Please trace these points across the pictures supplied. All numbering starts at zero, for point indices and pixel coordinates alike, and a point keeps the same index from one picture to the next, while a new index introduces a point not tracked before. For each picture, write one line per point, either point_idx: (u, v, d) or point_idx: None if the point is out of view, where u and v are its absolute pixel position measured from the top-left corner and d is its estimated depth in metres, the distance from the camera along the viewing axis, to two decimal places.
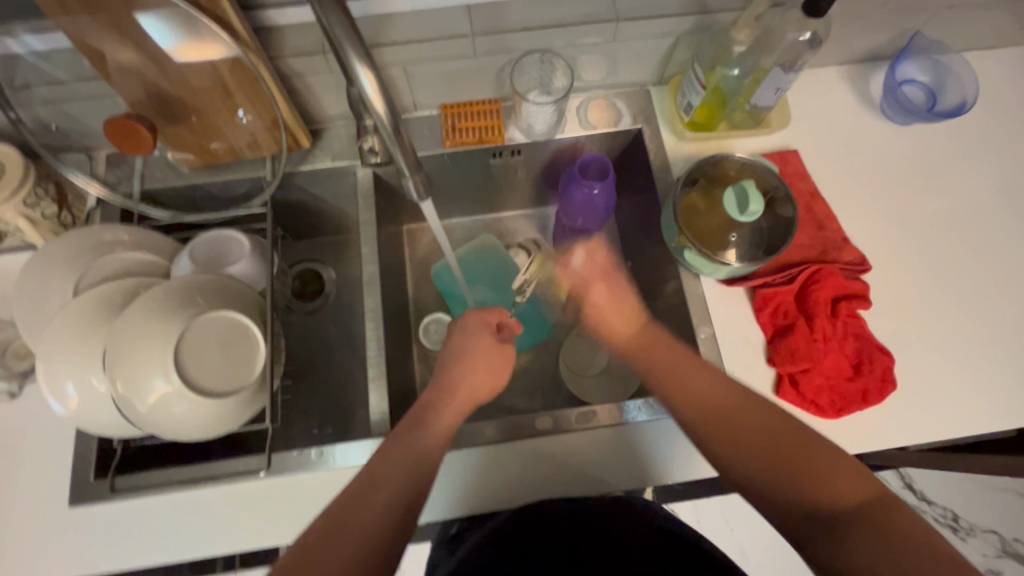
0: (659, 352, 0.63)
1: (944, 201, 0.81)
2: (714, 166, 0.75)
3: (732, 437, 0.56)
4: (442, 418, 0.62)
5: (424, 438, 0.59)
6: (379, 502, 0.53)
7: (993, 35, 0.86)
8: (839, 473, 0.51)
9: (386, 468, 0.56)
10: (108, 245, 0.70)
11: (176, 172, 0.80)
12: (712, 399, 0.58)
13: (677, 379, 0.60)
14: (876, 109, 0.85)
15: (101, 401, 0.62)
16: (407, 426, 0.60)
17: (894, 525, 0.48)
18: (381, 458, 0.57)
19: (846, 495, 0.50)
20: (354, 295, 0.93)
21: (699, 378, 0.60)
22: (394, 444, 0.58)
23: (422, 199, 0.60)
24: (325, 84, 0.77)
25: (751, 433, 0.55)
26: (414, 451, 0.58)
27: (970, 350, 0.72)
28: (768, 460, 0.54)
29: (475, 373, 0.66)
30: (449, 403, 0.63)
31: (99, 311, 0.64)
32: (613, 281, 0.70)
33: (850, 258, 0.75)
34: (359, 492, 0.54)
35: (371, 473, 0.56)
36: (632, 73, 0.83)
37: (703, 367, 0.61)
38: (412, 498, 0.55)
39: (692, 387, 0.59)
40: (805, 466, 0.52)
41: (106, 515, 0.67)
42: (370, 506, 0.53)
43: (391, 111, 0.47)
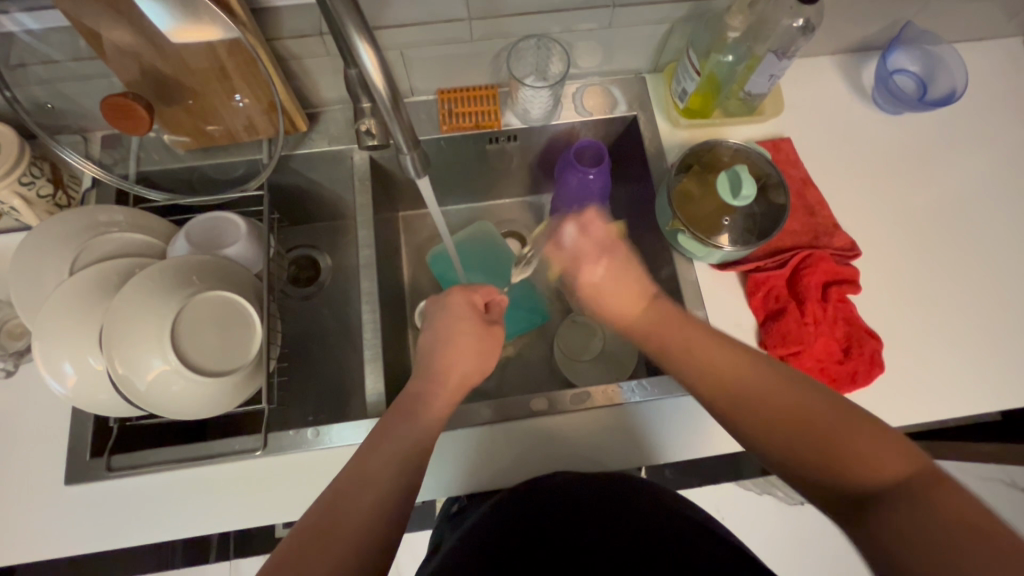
0: (671, 334, 0.63)
1: (935, 190, 0.82)
2: (707, 152, 0.76)
3: (756, 403, 0.55)
4: (433, 404, 0.62)
5: (418, 428, 0.59)
6: (368, 493, 0.53)
7: (983, 26, 0.87)
8: (868, 447, 0.48)
9: (377, 453, 0.56)
10: (102, 226, 0.69)
11: (173, 153, 0.80)
12: (725, 375, 0.58)
13: (688, 356, 0.61)
14: (867, 99, 0.86)
15: (100, 380, 0.63)
16: (395, 412, 0.60)
17: (937, 499, 0.43)
18: (372, 444, 0.57)
19: (880, 473, 0.46)
20: (350, 281, 0.94)
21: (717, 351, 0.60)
22: (388, 432, 0.58)
23: (420, 177, 0.60)
24: (322, 68, 0.78)
25: (771, 418, 0.53)
26: (409, 442, 0.57)
27: (958, 336, 0.74)
28: (792, 442, 0.52)
29: (464, 360, 0.66)
30: (442, 387, 0.64)
31: (96, 290, 0.64)
32: (614, 256, 0.71)
33: (841, 244, 0.76)
34: (344, 480, 0.54)
35: (360, 456, 0.56)
36: (628, 60, 0.83)
37: (718, 341, 0.61)
38: (408, 487, 0.55)
39: (707, 360, 0.59)
40: (834, 440, 0.50)
41: (102, 493, 0.67)
42: (356, 494, 0.52)
43: (390, 87, 0.47)
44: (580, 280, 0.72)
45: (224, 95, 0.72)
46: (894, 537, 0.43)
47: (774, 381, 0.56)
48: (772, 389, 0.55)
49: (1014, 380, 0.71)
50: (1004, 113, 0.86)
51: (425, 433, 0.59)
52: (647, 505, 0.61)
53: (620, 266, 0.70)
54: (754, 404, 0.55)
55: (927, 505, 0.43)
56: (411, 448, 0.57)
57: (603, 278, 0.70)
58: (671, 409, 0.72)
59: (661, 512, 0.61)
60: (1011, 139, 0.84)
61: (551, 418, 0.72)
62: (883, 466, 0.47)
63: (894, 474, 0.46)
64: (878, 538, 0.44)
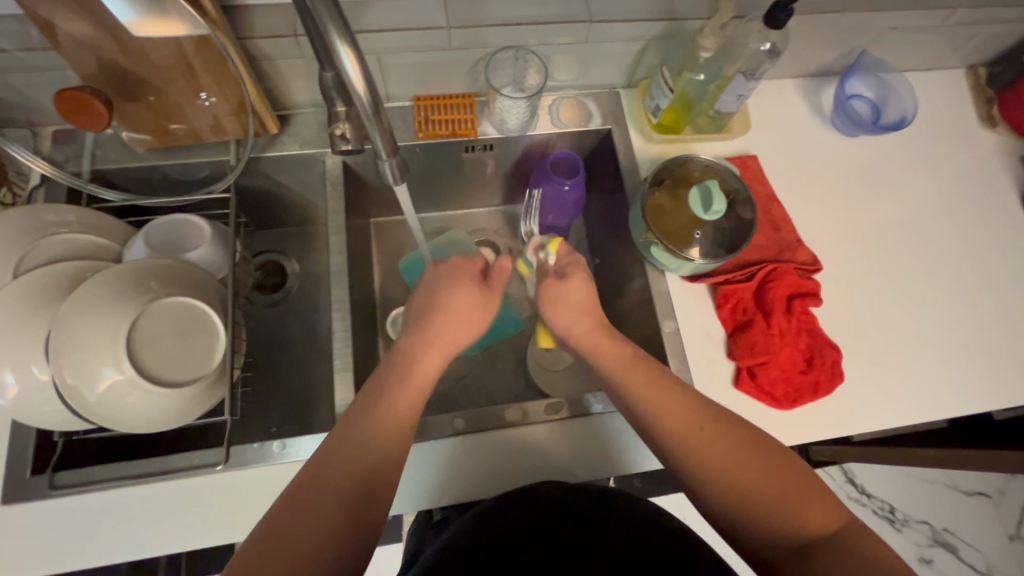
0: (632, 379, 0.61)
1: (888, 208, 0.87)
2: (679, 167, 0.78)
3: (706, 454, 0.56)
4: (401, 411, 0.58)
5: (379, 427, 0.57)
6: (324, 518, 0.51)
7: (931, 57, 0.93)
8: (795, 501, 0.54)
9: (336, 469, 0.53)
10: (51, 227, 0.65)
11: (131, 152, 0.76)
12: (677, 424, 0.58)
13: (647, 406, 0.59)
14: (827, 121, 0.90)
15: (45, 391, 0.59)
16: (355, 414, 0.57)
17: (858, 546, 0.51)
18: (330, 463, 0.54)
19: (811, 524, 0.53)
20: (319, 288, 0.91)
21: (668, 403, 0.59)
22: (348, 443, 0.55)
23: (398, 183, 0.59)
24: (295, 69, 0.75)
25: (720, 470, 0.55)
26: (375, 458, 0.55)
27: (907, 346, 0.78)
28: (733, 493, 0.55)
29: (451, 322, 0.65)
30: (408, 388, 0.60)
31: (43, 296, 0.60)
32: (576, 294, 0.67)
33: (804, 258, 0.79)
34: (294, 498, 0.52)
35: (316, 473, 0.53)
36: (603, 75, 0.85)
37: (667, 388, 0.60)
38: (355, 508, 0.52)
39: (663, 414, 0.59)
40: (765, 497, 0.54)
41: (42, 513, 0.62)
42: (310, 517, 0.50)
43: (371, 92, 0.46)
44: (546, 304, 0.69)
45: (189, 94, 0.69)
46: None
47: (725, 428, 0.58)
48: (721, 436, 0.57)
49: (954, 388, 0.76)
50: (948, 139, 0.92)
51: (389, 449, 0.56)
52: (627, 514, 0.60)
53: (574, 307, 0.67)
54: (706, 452, 0.56)
55: (854, 553, 0.50)
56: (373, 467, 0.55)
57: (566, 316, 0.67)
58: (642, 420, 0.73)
59: (635, 518, 0.60)
60: (953, 163, 0.90)
61: (519, 428, 0.72)
62: (817, 516, 0.53)
63: (815, 528, 0.52)
64: None
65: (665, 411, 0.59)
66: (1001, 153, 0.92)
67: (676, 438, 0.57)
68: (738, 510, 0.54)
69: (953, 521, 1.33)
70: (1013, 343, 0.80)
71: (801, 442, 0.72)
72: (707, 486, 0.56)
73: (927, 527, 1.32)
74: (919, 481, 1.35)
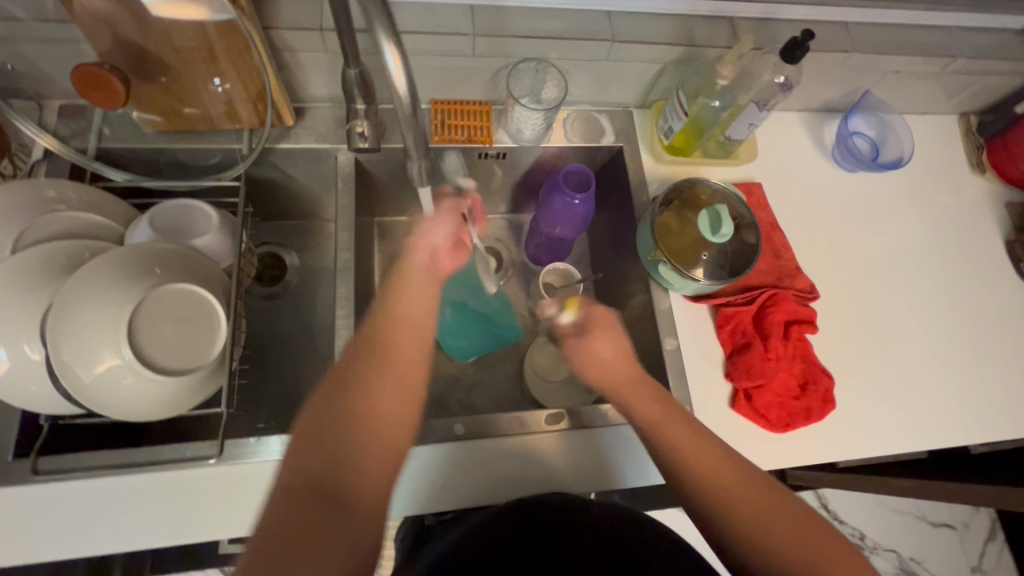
0: (682, 442, 0.60)
1: (881, 243, 0.90)
2: (687, 189, 0.80)
3: (754, 522, 0.55)
4: (401, 367, 0.58)
5: (380, 375, 0.57)
6: (347, 470, 0.51)
7: (929, 102, 0.97)
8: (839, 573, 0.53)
9: (338, 429, 0.53)
10: (50, 202, 0.63)
11: (140, 133, 0.74)
12: (728, 492, 0.57)
13: (699, 469, 0.58)
14: (828, 155, 0.93)
15: (36, 370, 0.57)
16: (362, 368, 0.57)
17: None
18: (336, 422, 0.53)
19: None
20: (319, 283, 0.90)
21: (719, 468, 0.58)
22: (364, 391, 0.56)
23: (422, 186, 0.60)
24: (316, 64, 0.75)
25: (768, 540, 0.55)
26: (383, 416, 0.55)
27: (893, 377, 0.81)
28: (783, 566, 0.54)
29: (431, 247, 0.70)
30: (402, 344, 0.60)
31: (42, 274, 0.58)
32: (602, 338, 0.66)
33: (802, 286, 0.81)
34: (296, 457, 0.51)
35: (318, 433, 0.53)
36: (619, 94, 0.86)
37: (718, 453, 0.59)
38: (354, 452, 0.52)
39: (716, 481, 0.57)
40: (791, 549, 0.54)
41: (23, 499, 0.60)
42: (328, 464, 0.51)
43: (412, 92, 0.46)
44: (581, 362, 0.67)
45: (204, 77, 0.68)
46: None
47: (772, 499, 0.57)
48: (767, 505, 0.57)
49: (934, 421, 0.79)
50: (940, 181, 0.96)
51: (402, 392, 0.57)
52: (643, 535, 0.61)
53: (614, 350, 0.65)
54: (755, 520, 0.56)
55: None
56: (384, 426, 0.55)
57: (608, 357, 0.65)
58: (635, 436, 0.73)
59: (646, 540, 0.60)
60: (944, 205, 0.94)
61: (517, 437, 0.72)
62: None
63: None
64: None
65: (708, 469, 0.58)
66: (988, 198, 0.96)
67: (728, 507, 0.56)
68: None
69: (920, 551, 1.37)
70: (994, 380, 0.83)
71: (790, 466, 0.74)
72: (744, 545, 0.55)
73: (895, 556, 1.36)
74: (890, 510, 1.39)
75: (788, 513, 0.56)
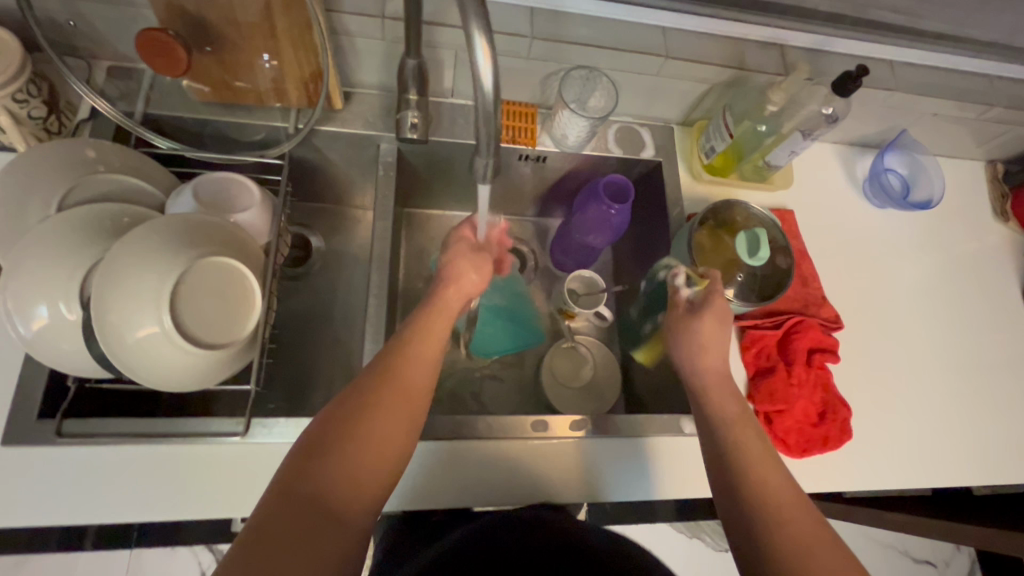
0: (749, 443, 0.59)
1: (904, 280, 0.91)
2: (724, 210, 0.81)
3: (785, 532, 0.53)
4: (415, 381, 0.57)
5: (391, 381, 0.56)
6: (347, 475, 0.50)
7: (961, 146, 0.98)
8: None
9: (344, 432, 0.52)
10: (96, 164, 0.63)
11: (187, 101, 0.74)
12: (770, 489, 0.55)
13: (758, 462, 0.58)
14: (860, 188, 0.95)
15: (72, 332, 0.56)
16: (379, 374, 0.57)
17: None
18: (344, 429, 0.52)
19: None
20: (347, 269, 0.91)
21: (772, 472, 0.57)
22: (375, 399, 0.55)
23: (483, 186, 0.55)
24: (371, 50, 0.75)
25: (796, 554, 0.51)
26: (390, 430, 0.54)
27: (906, 413, 0.82)
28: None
29: (463, 266, 0.69)
30: (417, 357, 0.59)
31: (87, 235, 0.58)
32: (717, 318, 0.67)
33: (828, 315, 0.82)
34: (297, 459, 0.50)
35: (331, 435, 0.51)
36: (663, 110, 0.87)
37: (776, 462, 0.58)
38: (359, 462, 0.51)
39: (766, 481, 0.56)
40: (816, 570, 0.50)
41: (50, 459, 0.61)
42: (329, 468, 0.50)
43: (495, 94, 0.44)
44: (681, 330, 0.68)
45: (252, 53, 0.68)
46: None
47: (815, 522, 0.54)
48: (805, 523, 0.53)
49: (942, 460, 0.80)
50: (964, 225, 0.97)
51: (411, 403, 0.56)
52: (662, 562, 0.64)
53: (720, 330, 0.67)
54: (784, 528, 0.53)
55: None
56: (388, 441, 0.54)
57: (712, 336, 0.66)
58: (651, 446, 0.75)
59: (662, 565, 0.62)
60: (967, 248, 0.96)
61: (537, 442, 0.72)
62: None
63: None
64: None
65: (764, 474, 0.57)
66: (1009, 246, 0.97)
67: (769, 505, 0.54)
68: None
69: None
70: (1004, 426, 0.84)
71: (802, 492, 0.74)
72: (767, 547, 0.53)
73: None
74: (877, 543, 1.40)
75: (822, 542, 0.52)
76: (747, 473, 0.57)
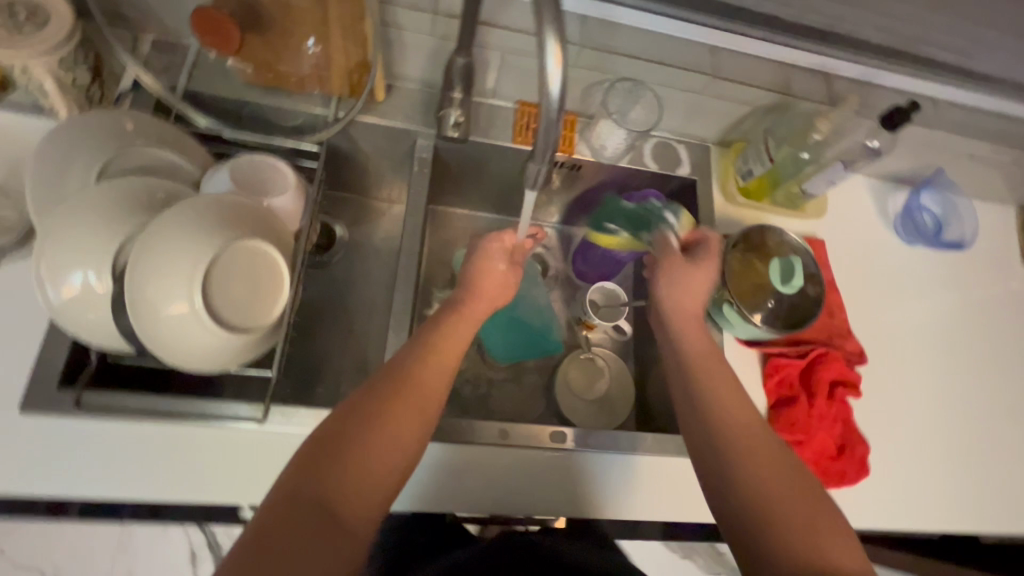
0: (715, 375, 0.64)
1: (931, 319, 0.90)
2: (757, 234, 0.80)
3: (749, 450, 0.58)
4: (431, 386, 0.57)
5: (411, 383, 0.56)
6: (363, 473, 0.50)
7: (993, 190, 0.98)
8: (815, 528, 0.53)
9: (361, 429, 0.51)
10: (135, 136, 0.62)
11: (230, 81, 0.73)
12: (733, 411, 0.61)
13: (719, 386, 0.63)
14: (894, 223, 0.94)
15: (99, 303, 0.55)
16: (399, 372, 0.56)
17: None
18: (360, 424, 0.52)
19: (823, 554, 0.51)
20: (366, 262, 0.87)
21: (737, 398, 0.62)
22: (393, 397, 0.54)
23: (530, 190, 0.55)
24: (419, 46, 0.76)
25: (756, 471, 0.56)
26: (403, 431, 0.53)
27: (924, 454, 0.81)
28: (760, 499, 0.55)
29: (488, 268, 0.69)
30: (434, 365, 0.58)
31: (124, 207, 0.57)
32: (699, 270, 0.71)
33: (852, 348, 0.82)
34: (310, 454, 0.49)
35: (348, 433, 0.51)
36: (701, 129, 0.87)
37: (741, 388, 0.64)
38: (376, 462, 0.50)
39: (729, 404, 0.62)
40: (772, 480, 0.55)
41: (64, 429, 0.60)
42: (345, 465, 0.49)
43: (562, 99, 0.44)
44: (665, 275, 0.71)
45: (297, 37, 0.68)
46: None
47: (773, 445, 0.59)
48: (766, 446, 0.58)
49: (958, 504, 0.79)
50: (993, 269, 0.97)
51: (430, 406, 0.56)
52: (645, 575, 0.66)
53: (700, 277, 0.71)
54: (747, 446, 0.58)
55: None
56: (404, 436, 0.53)
57: (693, 282, 0.70)
58: (666, 468, 0.74)
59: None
60: (994, 293, 0.95)
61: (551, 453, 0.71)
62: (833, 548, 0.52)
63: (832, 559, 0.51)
64: None
65: (730, 398, 0.62)
66: None
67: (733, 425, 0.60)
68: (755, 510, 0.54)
69: None
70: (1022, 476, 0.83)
71: None
72: (726, 460, 0.58)
73: None
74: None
75: (781, 464, 0.57)
76: (711, 397, 0.62)
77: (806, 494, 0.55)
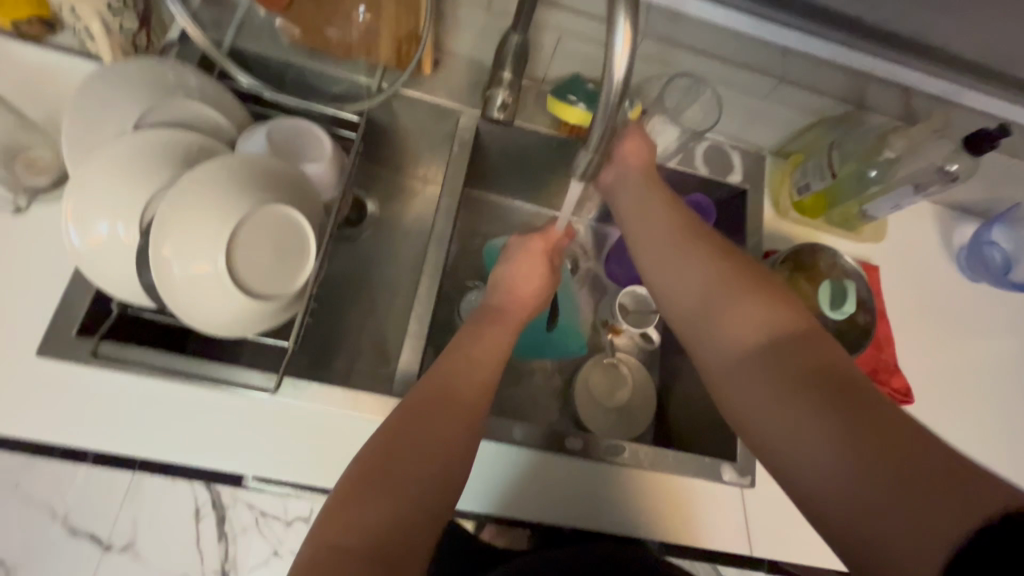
0: (649, 206, 0.66)
1: (990, 363, 0.83)
2: (809, 254, 0.75)
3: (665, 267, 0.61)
4: (462, 397, 0.54)
5: (443, 398, 0.53)
6: (408, 500, 0.46)
7: None
8: (738, 316, 0.54)
9: (396, 453, 0.48)
10: (177, 87, 0.61)
11: (276, 41, 0.72)
12: (656, 228, 0.64)
13: (638, 215, 0.66)
14: (960, 255, 0.87)
15: (123, 253, 0.54)
16: (429, 389, 0.53)
17: (797, 355, 0.50)
18: (394, 448, 0.48)
19: (746, 338, 0.53)
20: (394, 240, 0.85)
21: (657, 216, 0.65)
22: (424, 414, 0.51)
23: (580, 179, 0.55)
24: (474, 22, 0.74)
25: (681, 284, 0.59)
26: (439, 446, 0.50)
27: None
28: (691, 311, 0.58)
29: (519, 268, 0.69)
30: (461, 372, 0.55)
31: (158, 159, 0.56)
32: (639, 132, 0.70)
33: (898, 386, 0.75)
34: (343, 494, 0.45)
35: (387, 464, 0.47)
36: (758, 135, 0.82)
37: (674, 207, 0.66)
38: (420, 492, 0.47)
39: (647, 229, 0.65)
40: (688, 286, 0.59)
41: (78, 375, 0.59)
42: (389, 496, 0.46)
43: (624, 82, 0.43)
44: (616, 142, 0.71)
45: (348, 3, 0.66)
46: (744, 400, 0.51)
47: (696, 250, 0.60)
48: (686, 255, 0.60)
49: None
50: None
51: (463, 420, 0.52)
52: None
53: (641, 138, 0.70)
54: (665, 261, 0.61)
55: (788, 356, 0.50)
56: (444, 454, 0.50)
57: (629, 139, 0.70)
58: (687, 491, 0.69)
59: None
60: None
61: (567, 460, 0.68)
62: (754, 328, 0.53)
63: (752, 338, 0.52)
64: (737, 403, 0.52)
65: (650, 221, 0.65)
66: None
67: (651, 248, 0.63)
68: (686, 318, 0.58)
69: None
70: None
71: None
72: (653, 281, 0.62)
73: None
74: None
75: (704, 266, 0.59)
76: (636, 230, 0.66)
77: (749, 280, 0.56)
